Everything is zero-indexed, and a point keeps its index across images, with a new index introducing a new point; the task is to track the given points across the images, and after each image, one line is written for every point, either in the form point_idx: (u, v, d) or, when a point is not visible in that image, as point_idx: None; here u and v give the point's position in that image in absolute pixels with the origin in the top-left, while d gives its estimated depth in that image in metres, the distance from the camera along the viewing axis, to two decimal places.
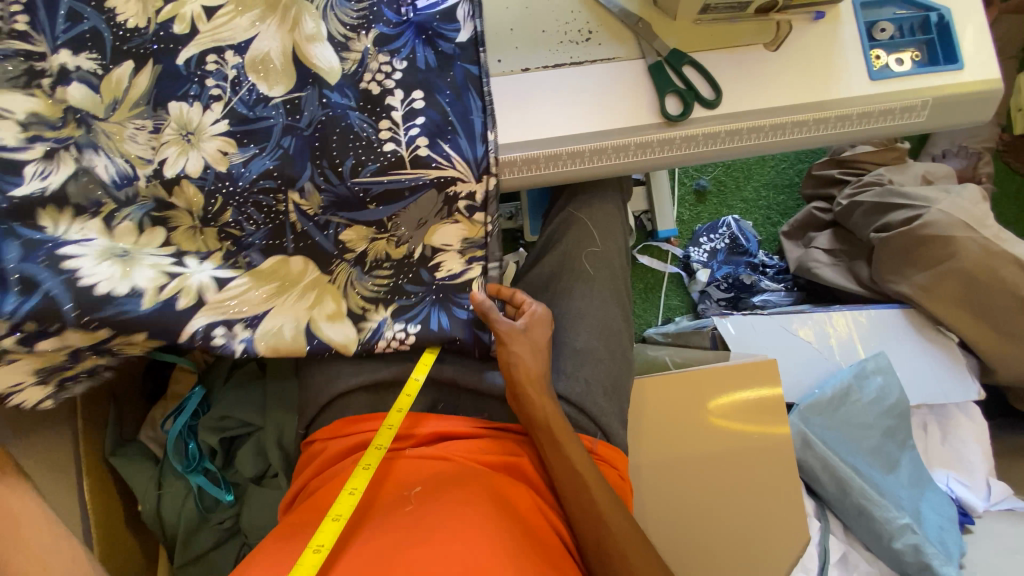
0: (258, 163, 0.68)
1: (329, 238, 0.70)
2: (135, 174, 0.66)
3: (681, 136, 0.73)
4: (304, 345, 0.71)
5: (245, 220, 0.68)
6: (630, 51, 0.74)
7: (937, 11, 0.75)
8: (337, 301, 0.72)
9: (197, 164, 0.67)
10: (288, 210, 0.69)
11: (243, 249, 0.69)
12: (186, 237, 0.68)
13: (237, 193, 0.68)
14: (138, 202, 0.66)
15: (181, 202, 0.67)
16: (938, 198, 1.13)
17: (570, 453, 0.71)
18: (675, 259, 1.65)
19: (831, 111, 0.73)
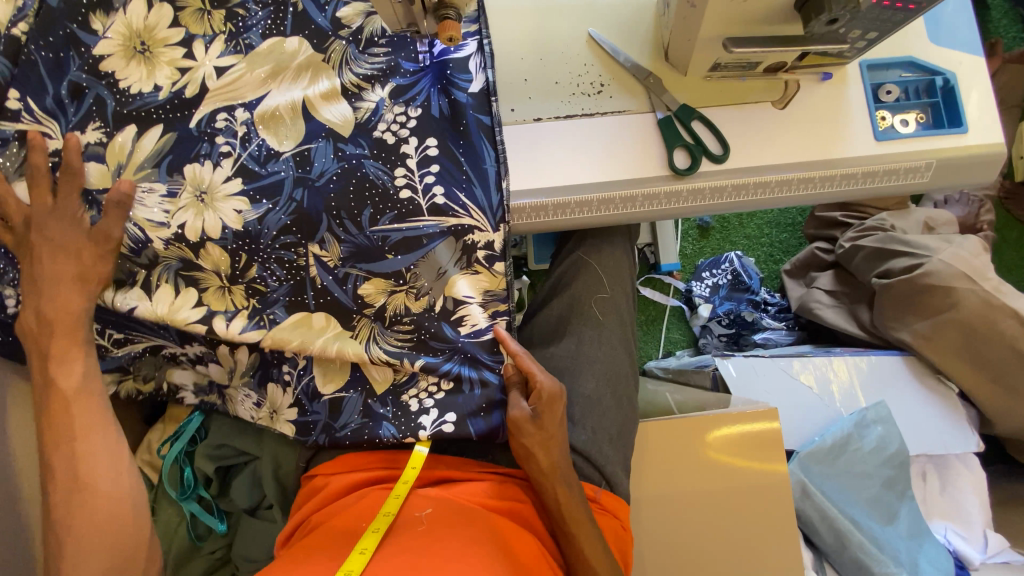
0: (273, 218, 0.71)
1: (348, 292, 0.72)
2: (148, 238, 0.70)
3: (688, 189, 0.74)
4: (347, 374, 0.74)
5: (268, 275, 0.72)
6: (641, 105, 0.75)
7: (942, 75, 0.77)
8: (359, 352, 0.72)
9: (214, 223, 0.71)
10: (309, 264, 0.72)
11: (267, 307, 0.72)
12: (216, 298, 0.72)
13: (261, 250, 0.71)
14: (163, 264, 0.71)
15: (208, 263, 0.71)
16: (939, 247, 1.14)
17: (575, 507, 0.71)
18: (677, 292, 1.66)
19: (837, 169, 0.75)
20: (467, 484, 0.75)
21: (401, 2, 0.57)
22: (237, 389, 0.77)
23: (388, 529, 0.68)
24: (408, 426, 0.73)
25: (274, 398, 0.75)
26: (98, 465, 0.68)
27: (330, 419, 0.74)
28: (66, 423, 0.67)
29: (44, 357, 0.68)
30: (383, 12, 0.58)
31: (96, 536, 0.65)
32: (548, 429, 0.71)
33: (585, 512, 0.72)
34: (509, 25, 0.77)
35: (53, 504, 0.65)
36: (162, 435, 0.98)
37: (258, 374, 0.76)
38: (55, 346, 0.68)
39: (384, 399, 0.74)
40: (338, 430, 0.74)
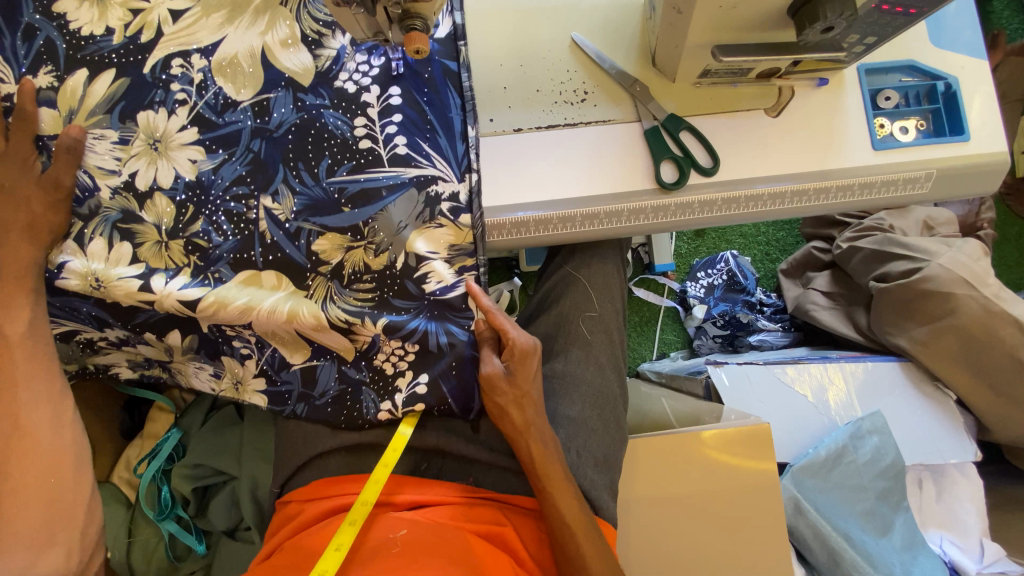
0: (228, 169, 0.70)
1: (301, 248, 0.69)
2: (96, 185, 0.69)
3: (676, 203, 0.70)
4: (306, 346, 0.72)
5: (212, 230, 0.69)
6: (625, 113, 0.71)
7: (944, 80, 0.73)
8: (316, 313, 0.69)
9: (167, 172, 0.70)
10: (259, 218, 0.69)
11: (211, 263, 0.69)
12: (153, 255, 0.69)
13: (209, 201, 0.69)
14: (103, 214, 0.69)
15: (151, 216, 0.69)
16: (939, 251, 1.11)
17: (556, 469, 0.70)
18: (671, 292, 1.63)
19: (832, 181, 0.71)
20: (447, 509, 0.72)
21: (361, 12, 0.52)
22: (186, 364, 0.74)
23: (364, 556, 0.66)
24: (386, 392, 0.72)
25: (233, 369, 0.73)
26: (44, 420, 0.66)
27: (306, 388, 0.73)
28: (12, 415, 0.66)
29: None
30: (344, 22, 0.54)
31: (31, 495, 0.63)
32: (525, 386, 0.70)
33: (564, 476, 0.70)
34: (487, 28, 0.73)
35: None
36: (141, 451, 0.97)
37: (204, 351, 0.73)
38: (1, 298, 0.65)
39: (358, 365, 0.72)
40: (318, 398, 0.73)
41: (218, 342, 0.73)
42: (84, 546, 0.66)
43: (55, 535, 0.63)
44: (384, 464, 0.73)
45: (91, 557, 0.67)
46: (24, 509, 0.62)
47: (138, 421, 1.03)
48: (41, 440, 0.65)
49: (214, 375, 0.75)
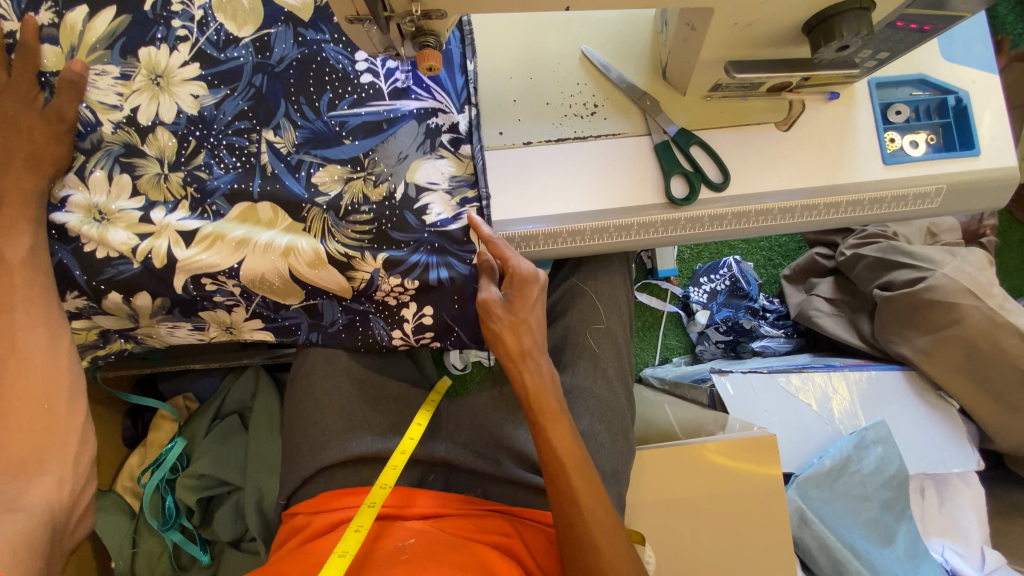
0: (231, 104, 0.70)
1: (301, 180, 0.69)
2: (98, 120, 0.68)
3: (686, 217, 0.70)
4: (299, 290, 0.70)
5: (214, 163, 0.69)
6: (636, 128, 0.71)
7: (955, 94, 0.72)
8: (315, 246, 0.68)
9: (169, 108, 0.69)
10: (260, 151, 0.69)
11: (209, 197, 0.68)
12: (152, 188, 0.68)
13: (212, 136, 0.69)
14: (105, 149, 0.68)
15: (153, 150, 0.69)
16: (943, 260, 1.11)
17: (557, 407, 0.67)
18: (674, 297, 1.63)
19: (843, 196, 0.71)
20: (456, 522, 0.71)
21: (375, 29, 0.52)
22: (158, 325, 0.73)
23: (372, 563, 0.64)
24: (394, 320, 0.73)
25: (217, 318, 0.72)
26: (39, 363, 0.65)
27: (314, 319, 0.74)
28: None
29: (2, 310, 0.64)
30: (356, 39, 0.53)
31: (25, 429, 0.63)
32: (524, 317, 0.68)
33: (563, 411, 0.68)
34: (497, 39, 0.73)
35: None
36: (143, 459, 0.97)
37: (179, 309, 0.71)
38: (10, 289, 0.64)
39: (358, 300, 0.72)
40: (329, 326, 0.74)
41: (196, 301, 0.70)
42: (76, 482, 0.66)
43: (47, 462, 0.64)
44: (392, 467, 0.74)
45: (81, 490, 0.67)
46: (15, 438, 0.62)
47: (140, 429, 1.02)
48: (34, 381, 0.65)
49: (198, 328, 0.74)
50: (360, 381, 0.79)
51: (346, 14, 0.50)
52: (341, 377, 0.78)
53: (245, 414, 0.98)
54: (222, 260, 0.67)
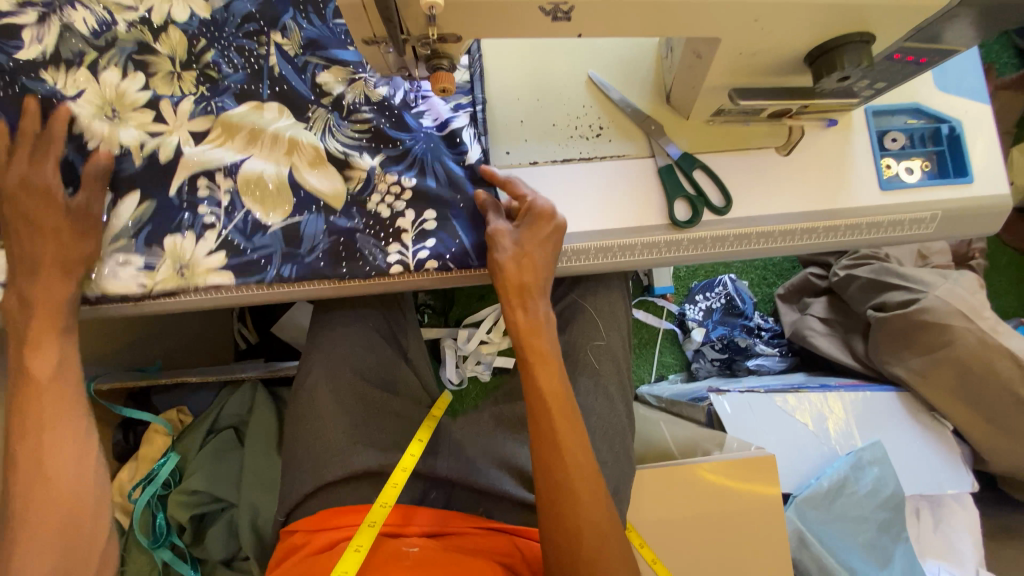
0: (240, 6, 0.74)
1: (306, 81, 0.72)
2: (112, 20, 0.71)
3: (688, 239, 0.71)
4: (290, 197, 0.69)
5: (224, 62, 0.72)
6: (640, 149, 0.72)
7: (948, 123, 0.74)
8: (315, 146, 0.70)
9: (182, 10, 0.73)
10: (269, 54, 0.73)
11: (217, 95, 0.71)
12: (164, 84, 0.71)
13: (222, 38, 0.73)
14: (119, 47, 0.70)
15: (165, 48, 0.72)
16: (935, 283, 1.13)
17: (545, 345, 0.66)
18: (669, 314, 1.63)
19: (842, 220, 0.72)
20: (459, 540, 0.70)
21: (391, 51, 0.53)
22: (105, 257, 0.66)
23: None
24: (387, 236, 0.68)
25: (179, 251, 0.66)
26: (50, 357, 0.62)
27: (289, 248, 0.67)
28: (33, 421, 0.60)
29: (21, 341, 0.62)
30: (371, 60, 0.54)
31: (55, 438, 0.61)
32: (530, 250, 0.65)
33: (554, 351, 0.67)
34: (505, 59, 0.74)
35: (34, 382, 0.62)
36: (134, 475, 0.94)
37: (150, 229, 0.67)
38: (31, 329, 0.62)
39: (348, 214, 0.69)
40: (306, 255, 0.67)
41: (179, 210, 0.67)
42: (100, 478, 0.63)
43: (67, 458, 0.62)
44: (392, 484, 0.73)
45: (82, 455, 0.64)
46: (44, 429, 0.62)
47: (132, 443, 1.00)
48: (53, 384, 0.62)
49: (145, 268, 0.66)
50: (361, 396, 0.79)
51: (363, 36, 0.51)
52: (342, 385, 0.79)
53: (241, 429, 0.97)
54: (224, 161, 0.69)
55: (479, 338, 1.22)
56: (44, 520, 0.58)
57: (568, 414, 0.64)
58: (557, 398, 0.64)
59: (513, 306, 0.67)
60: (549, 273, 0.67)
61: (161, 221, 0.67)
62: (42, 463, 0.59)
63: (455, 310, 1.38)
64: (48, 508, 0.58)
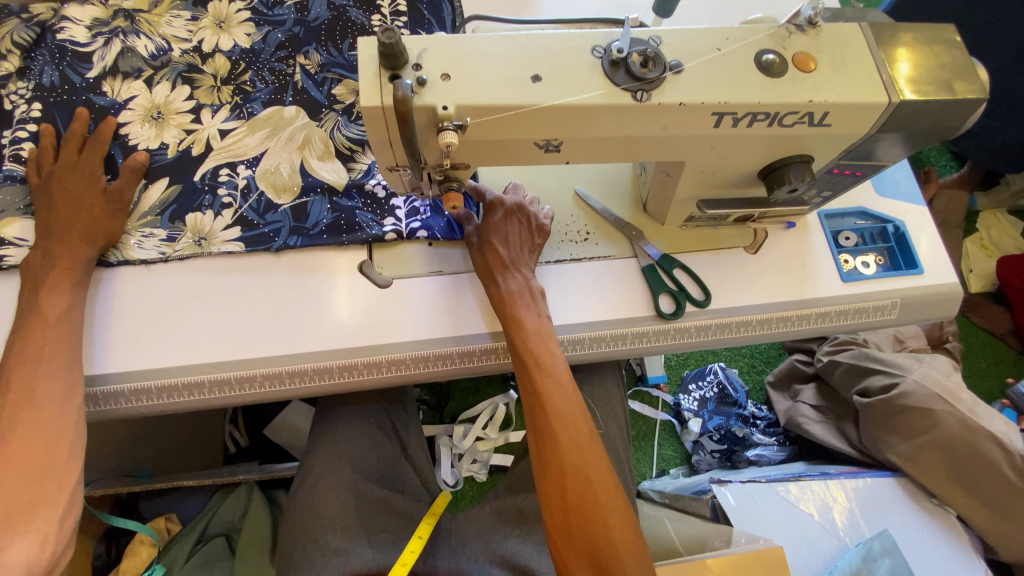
0: (272, 37, 0.88)
1: (323, 91, 0.85)
2: (169, 48, 0.85)
3: (675, 328, 0.77)
4: (299, 181, 0.79)
5: (257, 80, 0.85)
6: (623, 251, 0.80)
7: (892, 223, 0.85)
8: (326, 144, 0.82)
9: (227, 41, 0.87)
10: (295, 72, 0.86)
11: (248, 103, 0.83)
12: (206, 94, 0.83)
13: (258, 62, 0.86)
14: (172, 66, 0.84)
15: (210, 69, 0.85)
16: (911, 365, 1.18)
17: (520, 310, 0.69)
18: (665, 405, 1.66)
19: (811, 308, 0.80)
20: None
21: (408, 175, 0.62)
22: (133, 232, 0.75)
23: None
24: (382, 210, 0.79)
25: (199, 226, 0.76)
26: (65, 301, 0.67)
27: (297, 222, 0.77)
28: (36, 345, 0.64)
29: (38, 286, 0.67)
30: (391, 182, 0.63)
31: (49, 370, 0.63)
32: (491, 237, 0.73)
33: (530, 316, 0.69)
34: (504, 178, 0.84)
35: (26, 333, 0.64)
36: None
37: (175, 208, 0.77)
38: (49, 276, 0.68)
39: (349, 194, 0.79)
40: (311, 228, 0.77)
41: (201, 191, 0.78)
42: (77, 428, 0.64)
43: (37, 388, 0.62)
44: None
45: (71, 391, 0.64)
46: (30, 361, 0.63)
47: (112, 557, 0.95)
48: (60, 322, 0.66)
49: (167, 241, 0.75)
50: (363, 495, 0.78)
51: (387, 164, 0.60)
52: (344, 491, 0.77)
53: (232, 536, 0.94)
54: (246, 153, 0.80)
55: (475, 436, 1.27)
56: (17, 455, 0.60)
57: (545, 371, 0.66)
58: (536, 358, 0.67)
59: (489, 282, 0.72)
60: (514, 248, 0.73)
61: (187, 201, 0.77)
62: (33, 392, 0.62)
63: (451, 405, 1.40)
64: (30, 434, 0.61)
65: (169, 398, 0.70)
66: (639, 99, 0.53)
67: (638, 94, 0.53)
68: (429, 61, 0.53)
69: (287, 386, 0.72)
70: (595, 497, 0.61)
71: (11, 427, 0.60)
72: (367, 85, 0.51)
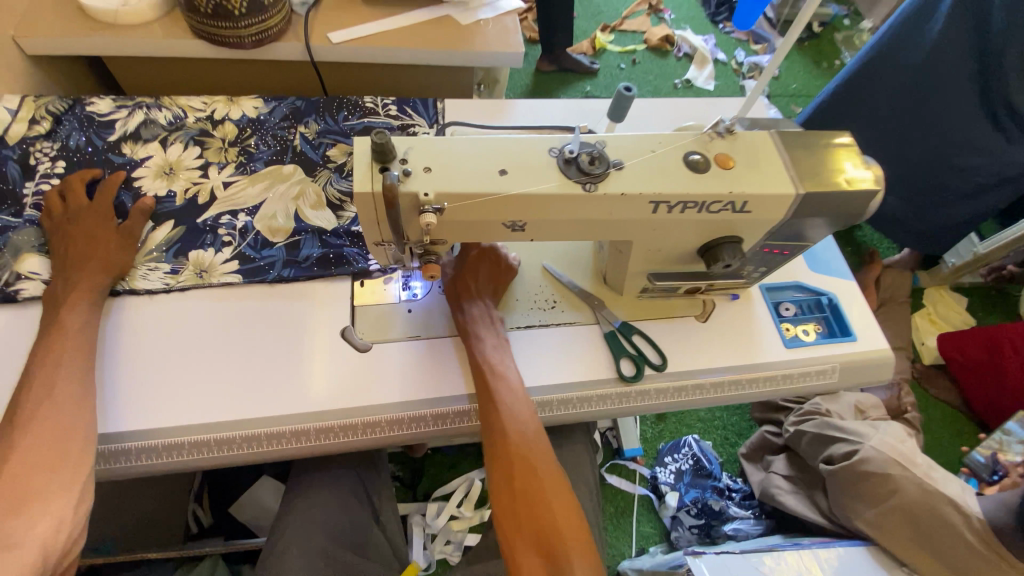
0: (278, 109, 1.01)
1: (318, 153, 0.97)
2: (185, 116, 0.98)
3: (636, 390, 0.84)
4: (293, 224, 0.90)
5: (261, 143, 0.97)
6: (586, 317, 0.88)
7: (825, 295, 0.95)
8: (318, 194, 0.93)
9: (236, 112, 1.00)
10: (294, 137, 0.98)
11: (251, 161, 0.95)
12: (214, 153, 0.95)
13: (262, 129, 0.99)
14: (185, 131, 0.96)
15: (219, 134, 0.97)
16: (868, 433, 1.25)
17: (481, 329, 0.80)
18: (642, 479, 1.65)
19: (759, 371, 0.87)
20: None
21: (392, 249, 0.70)
22: (140, 266, 0.84)
23: None
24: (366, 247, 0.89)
25: (200, 260, 0.85)
26: (80, 315, 0.74)
27: (290, 256, 0.87)
28: (57, 352, 0.70)
29: (58, 305, 0.74)
30: (376, 255, 0.71)
31: (67, 374, 0.70)
32: (466, 273, 0.83)
33: (490, 336, 0.80)
34: None
35: (47, 341, 0.71)
36: None
37: (179, 246, 0.86)
38: (70, 295, 0.75)
39: (337, 234, 0.90)
40: (302, 261, 0.86)
41: (203, 232, 0.87)
42: (91, 424, 0.69)
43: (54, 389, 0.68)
44: None
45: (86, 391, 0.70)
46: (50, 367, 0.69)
47: None
48: (75, 335, 0.73)
49: (171, 272, 0.84)
50: (334, 562, 0.78)
51: (373, 240, 0.68)
52: (315, 559, 0.77)
53: None
54: (246, 202, 0.91)
55: (449, 513, 1.30)
56: (37, 447, 0.64)
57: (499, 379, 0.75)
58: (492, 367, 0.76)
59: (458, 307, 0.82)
60: (485, 283, 0.84)
61: (192, 239, 0.87)
62: (53, 392, 0.68)
63: (424, 482, 1.40)
64: (48, 429, 0.65)
65: (146, 461, 0.72)
66: (588, 189, 0.64)
67: (587, 186, 0.64)
68: (415, 157, 0.63)
69: (264, 450, 0.74)
70: (539, 483, 0.69)
71: (31, 423, 0.65)
72: (361, 175, 0.61)
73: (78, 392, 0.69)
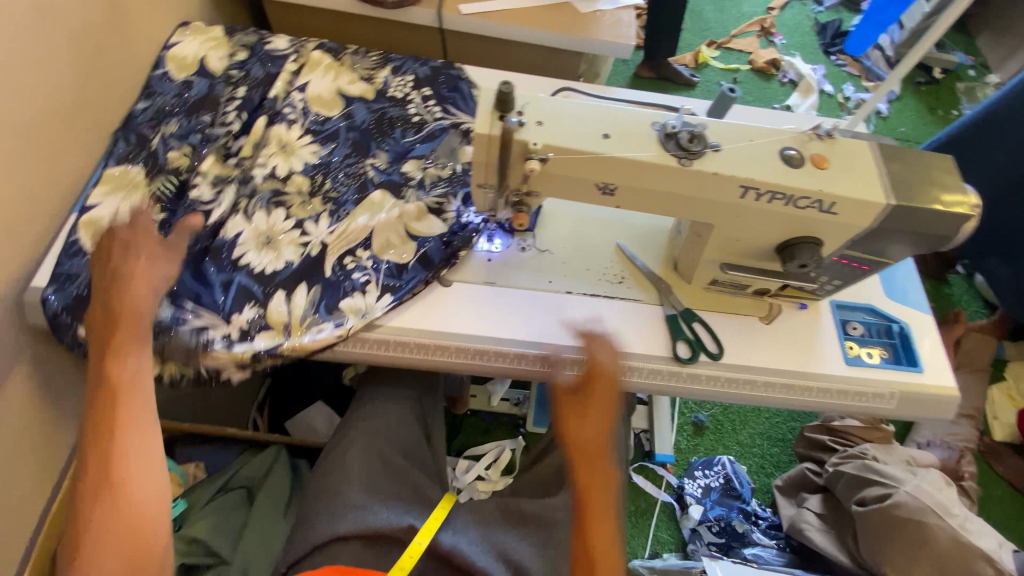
0: (395, 68, 1.12)
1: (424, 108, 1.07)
2: (257, 183, 0.95)
3: (688, 372, 0.87)
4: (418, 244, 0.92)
5: (339, 185, 0.96)
6: (651, 298, 0.92)
7: (897, 323, 0.94)
8: (417, 207, 0.95)
9: (364, 62, 1.12)
10: (368, 170, 0.98)
11: (340, 206, 0.94)
12: (300, 208, 0.93)
13: (333, 167, 0.98)
14: (260, 198, 0.93)
15: (347, 79, 1.09)
16: (911, 478, 1.21)
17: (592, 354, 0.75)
18: (668, 486, 1.64)
19: (813, 381, 0.88)
20: None
21: (490, 195, 0.78)
22: (303, 335, 0.83)
23: None
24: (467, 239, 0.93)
25: (354, 307, 0.86)
26: (138, 397, 0.68)
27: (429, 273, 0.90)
28: (122, 440, 0.65)
29: (106, 350, 0.69)
30: (476, 198, 0.79)
31: (139, 459, 0.65)
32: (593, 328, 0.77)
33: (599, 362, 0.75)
34: (561, 224, 0.98)
35: (84, 448, 0.64)
36: None
37: (325, 301, 0.86)
38: (116, 339, 0.69)
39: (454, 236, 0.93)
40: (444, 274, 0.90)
41: (339, 283, 0.87)
42: (163, 518, 0.66)
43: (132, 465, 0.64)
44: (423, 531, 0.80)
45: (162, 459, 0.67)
46: (115, 461, 0.64)
47: None
48: (139, 395, 0.68)
49: (335, 326, 0.84)
50: (388, 464, 0.87)
51: (478, 181, 0.76)
52: (373, 457, 0.86)
53: (251, 491, 1.02)
54: (356, 238, 0.91)
55: (477, 473, 1.32)
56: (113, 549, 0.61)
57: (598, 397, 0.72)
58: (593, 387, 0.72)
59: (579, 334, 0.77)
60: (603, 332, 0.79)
61: (339, 288, 0.87)
62: (120, 472, 0.64)
63: (459, 438, 1.48)
64: (129, 530, 0.62)
65: None
66: (683, 163, 0.69)
67: (683, 160, 0.69)
68: (530, 110, 0.70)
69: (353, 349, 0.86)
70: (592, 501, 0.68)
71: (103, 529, 0.61)
72: (482, 118, 0.69)
73: (155, 484, 0.66)
